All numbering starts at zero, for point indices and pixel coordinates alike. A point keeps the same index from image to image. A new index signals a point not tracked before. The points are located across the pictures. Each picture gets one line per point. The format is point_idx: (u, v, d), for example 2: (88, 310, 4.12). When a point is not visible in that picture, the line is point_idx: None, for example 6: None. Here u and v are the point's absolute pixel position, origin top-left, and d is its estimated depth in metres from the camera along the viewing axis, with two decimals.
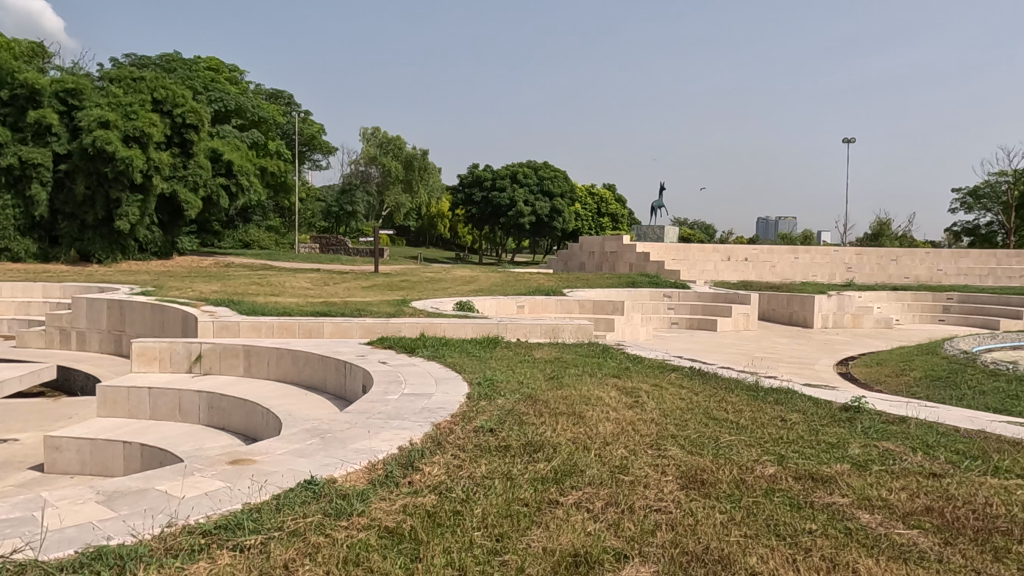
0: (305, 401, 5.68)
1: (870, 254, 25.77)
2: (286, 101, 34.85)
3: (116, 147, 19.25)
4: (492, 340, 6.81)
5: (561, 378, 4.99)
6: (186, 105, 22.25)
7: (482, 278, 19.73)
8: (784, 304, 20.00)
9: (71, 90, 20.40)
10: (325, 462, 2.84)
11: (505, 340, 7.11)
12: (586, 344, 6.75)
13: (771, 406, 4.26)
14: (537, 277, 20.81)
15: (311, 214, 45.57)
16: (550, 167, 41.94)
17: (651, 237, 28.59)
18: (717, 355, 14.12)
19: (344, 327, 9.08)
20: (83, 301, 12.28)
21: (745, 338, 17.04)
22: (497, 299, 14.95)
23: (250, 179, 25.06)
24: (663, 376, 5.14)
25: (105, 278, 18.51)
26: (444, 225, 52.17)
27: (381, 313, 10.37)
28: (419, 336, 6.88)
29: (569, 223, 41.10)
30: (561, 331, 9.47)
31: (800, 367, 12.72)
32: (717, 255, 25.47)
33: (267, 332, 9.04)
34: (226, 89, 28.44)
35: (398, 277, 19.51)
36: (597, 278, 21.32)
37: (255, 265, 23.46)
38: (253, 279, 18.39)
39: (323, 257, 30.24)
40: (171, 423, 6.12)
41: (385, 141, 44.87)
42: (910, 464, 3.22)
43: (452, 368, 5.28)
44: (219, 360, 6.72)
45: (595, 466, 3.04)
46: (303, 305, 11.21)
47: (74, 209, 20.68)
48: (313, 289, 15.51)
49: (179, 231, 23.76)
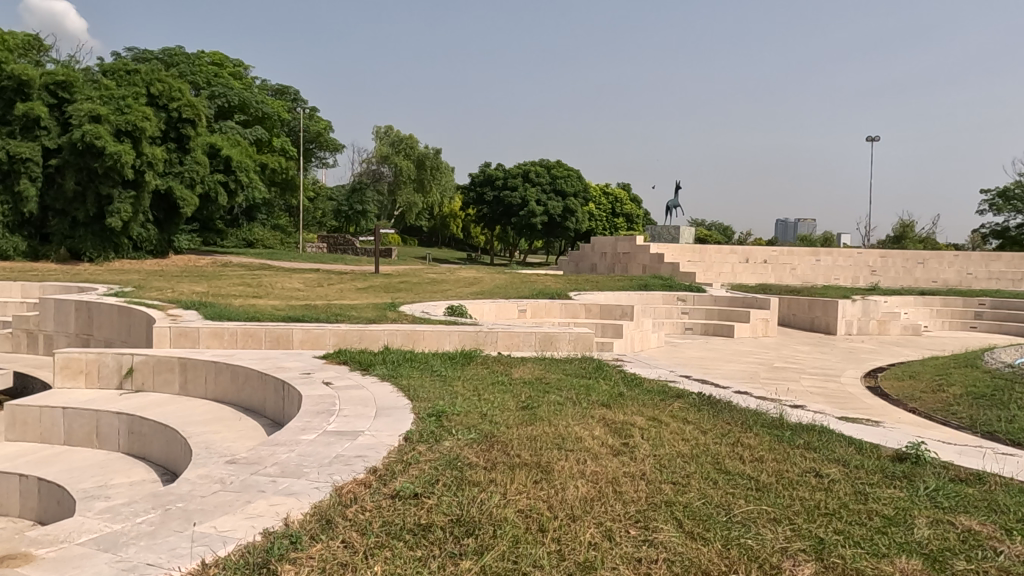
0: (235, 429, 4.74)
1: (896, 257, 24.56)
2: (292, 97, 34.11)
3: (105, 142, 18.49)
4: (467, 353, 5.86)
5: (536, 408, 4.02)
6: (183, 98, 21.51)
7: (486, 280, 18.82)
8: (805, 308, 18.90)
9: (62, 82, 19.74)
10: (132, 565, 1.89)
11: (484, 352, 6.15)
12: (577, 360, 5.78)
13: (802, 455, 3.26)
14: (545, 279, 19.88)
15: (321, 213, 44.86)
16: (563, 165, 40.92)
17: (666, 237, 27.54)
18: (733, 363, 13.10)
19: (316, 335, 8.17)
20: (50, 302, 11.47)
21: (764, 345, 15.99)
22: (497, 302, 14.00)
23: (249, 176, 24.26)
24: (664, 406, 4.14)
25: (92, 277, 17.79)
26: (456, 225, 51.29)
27: (362, 317, 9.45)
28: (383, 348, 5.94)
29: (582, 224, 40.08)
30: (558, 340, 8.53)
31: (824, 378, 11.64)
32: (734, 257, 24.39)
33: (230, 340, 8.14)
34: (230, 84, 27.68)
35: (399, 278, 18.66)
36: (608, 280, 20.32)
37: (253, 264, 22.68)
38: (246, 279, 17.65)
39: (328, 257, 29.49)
40: (87, 450, 5.22)
41: (397, 139, 44.20)
42: (1007, 562, 2.23)
43: (405, 393, 4.33)
44: (152, 374, 5.81)
45: (549, 566, 2.08)
46: (281, 309, 10.32)
47: (64, 205, 20.01)
48: (304, 291, 14.62)
49: (175, 229, 23.04)
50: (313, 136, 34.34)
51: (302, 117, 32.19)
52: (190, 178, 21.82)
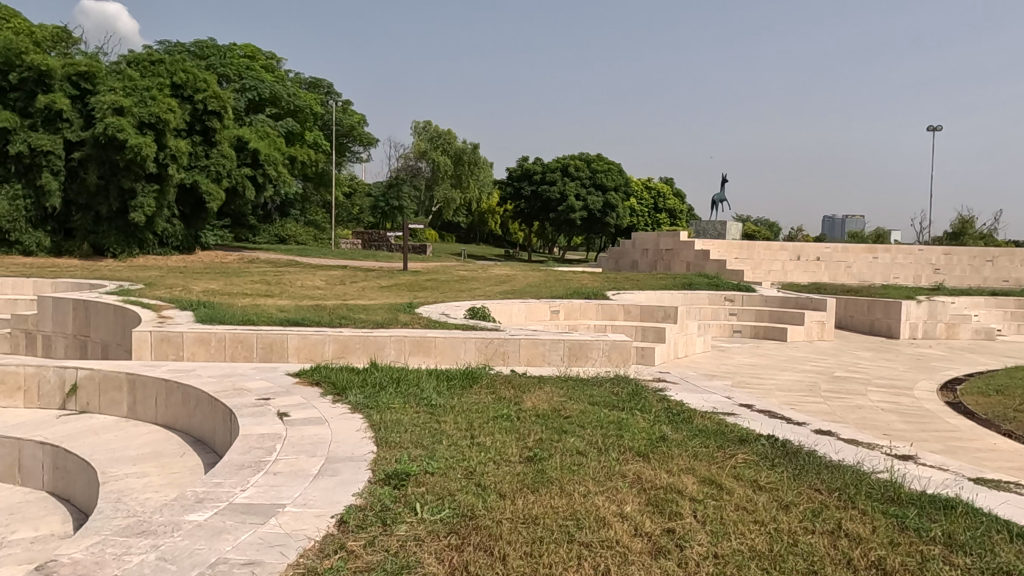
0: (170, 469, 3.75)
1: (961, 254, 22.78)
2: (326, 90, 33.49)
3: (128, 135, 17.82)
4: (472, 370, 4.76)
5: (544, 461, 2.90)
6: (208, 90, 20.90)
7: (519, 278, 17.76)
8: (864, 310, 17.39)
9: (84, 73, 19.27)
10: None
11: (493, 369, 5.05)
12: (609, 382, 4.63)
13: (946, 561, 2.11)
14: (581, 277, 18.74)
15: (357, 209, 44.30)
16: (603, 159, 39.63)
17: (711, 233, 26.16)
18: (788, 372, 11.81)
19: (313, 342, 7.19)
20: (49, 301, 10.79)
21: (820, 350, 14.61)
22: (528, 302, 12.89)
23: (278, 169, 23.47)
24: (723, 460, 3.00)
25: (111, 273, 17.19)
26: (494, 221, 50.33)
27: (371, 319, 8.45)
28: (371, 364, 4.86)
29: (623, 220, 38.69)
30: (591, 349, 7.39)
31: (895, 391, 10.27)
32: (784, 254, 22.93)
33: (218, 347, 7.21)
34: (261, 77, 27.05)
35: (427, 275, 17.71)
36: (649, 279, 19.05)
37: (280, 261, 22.00)
38: (268, 275, 16.86)
39: (360, 253, 28.74)
40: (6, 488, 4.29)
41: (435, 134, 43.46)
42: None
43: (375, 432, 3.28)
44: (98, 393, 4.86)
45: None
46: (285, 310, 9.39)
47: (87, 200, 19.49)
48: (323, 289, 13.75)
49: (202, 224, 22.49)
50: (346, 129, 33.62)
51: (334, 110, 31.48)
52: (216, 171, 21.18)
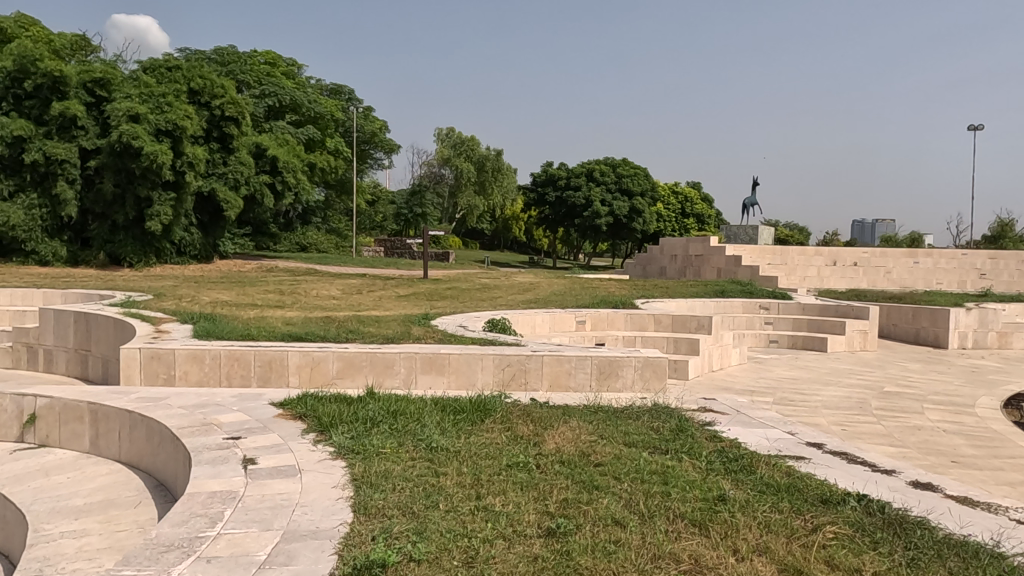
0: (120, 523, 3.12)
1: (1009, 258, 21.63)
2: (347, 96, 33.14)
3: (143, 142, 17.41)
4: (483, 398, 4.05)
5: (570, 538, 2.21)
6: (225, 96, 20.59)
7: (543, 286, 17.06)
8: (909, 318, 16.44)
9: (99, 79, 18.98)
10: None
11: (508, 396, 4.32)
12: (647, 413, 3.91)
13: None
14: (609, 284, 18.00)
15: (380, 217, 43.92)
16: (629, 163, 38.83)
17: (742, 237, 25.31)
18: (833, 386, 10.97)
19: (315, 360, 6.57)
20: (50, 313, 10.32)
21: (864, 361, 13.70)
22: (553, 311, 12.16)
23: (298, 176, 22.99)
24: (807, 536, 2.27)
25: (126, 283, 16.77)
26: (519, 227, 49.63)
27: (381, 333, 7.80)
28: (366, 391, 4.17)
29: (650, 225, 37.82)
30: (621, 367, 6.67)
31: (956, 409, 9.38)
32: (819, 259, 22.02)
33: (212, 365, 6.61)
34: (281, 83, 26.73)
35: (447, 284, 17.09)
36: (678, 286, 18.26)
37: (299, 270, 21.52)
38: (284, 284, 16.37)
39: (381, 261, 28.29)
40: None
41: (458, 141, 43.00)
42: None
43: (355, 488, 2.61)
44: (58, 424, 4.25)
45: None
46: (293, 322, 8.80)
47: (104, 208, 19.15)
48: (338, 299, 13.18)
49: (221, 233, 22.12)
50: (368, 136, 33.23)
51: (355, 116, 31.09)
52: (234, 179, 20.71)
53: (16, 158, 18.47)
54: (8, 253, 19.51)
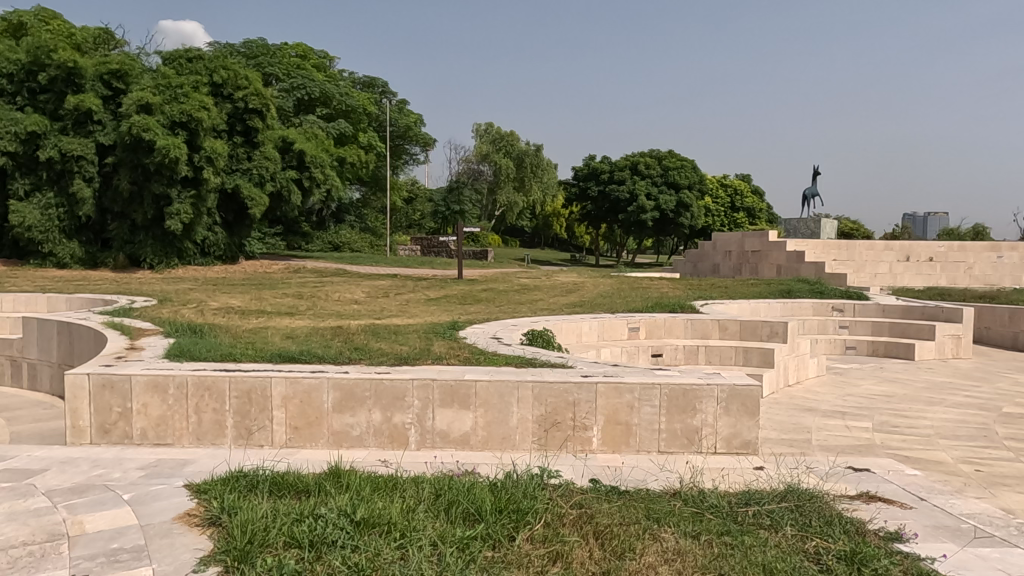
0: None
1: None
2: (381, 89, 31.98)
3: (155, 135, 16.40)
4: (505, 481, 2.85)
5: None
6: (249, 87, 19.51)
7: (589, 286, 15.49)
8: (1005, 321, 14.45)
9: (116, 71, 17.99)
10: None
11: (540, 478, 2.99)
12: (763, 512, 2.68)
13: None
14: (660, 284, 16.36)
15: (417, 215, 42.68)
16: (675, 156, 37.02)
17: (803, 232, 23.41)
18: (938, 405, 9.20)
19: (306, 389, 5.17)
20: (34, 323, 9.15)
21: (962, 372, 11.82)
22: (602, 318, 10.56)
23: (326, 172, 21.70)
24: None
25: (140, 287, 15.66)
26: (560, 224, 47.80)
27: (394, 350, 6.32)
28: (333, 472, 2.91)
29: (698, 220, 35.87)
30: (699, 400, 5.11)
31: None
32: (891, 254, 20.04)
33: (177, 397, 5.22)
34: (311, 75, 25.68)
35: (484, 285, 15.65)
36: (739, 286, 16.54)
37: (328, 270, 20.32)
38: (306, 287, 15.14)
39: (416, 260, 26.98)
40: None
41: (497, 136, 41.66)
42: None
43: None
44: None
45: None
46: (296, 334, 7.44)
47: (122, 207, 18.14)
48: (360, 304, 11.80)
49: (246, 232, 21.07)
50: (402, 130, 32.01)
51: (389, 110, 29.85)
52: (259, 174, 19.62)
53: (30, 156, 17.56)
54: (25, 255, 18.69)
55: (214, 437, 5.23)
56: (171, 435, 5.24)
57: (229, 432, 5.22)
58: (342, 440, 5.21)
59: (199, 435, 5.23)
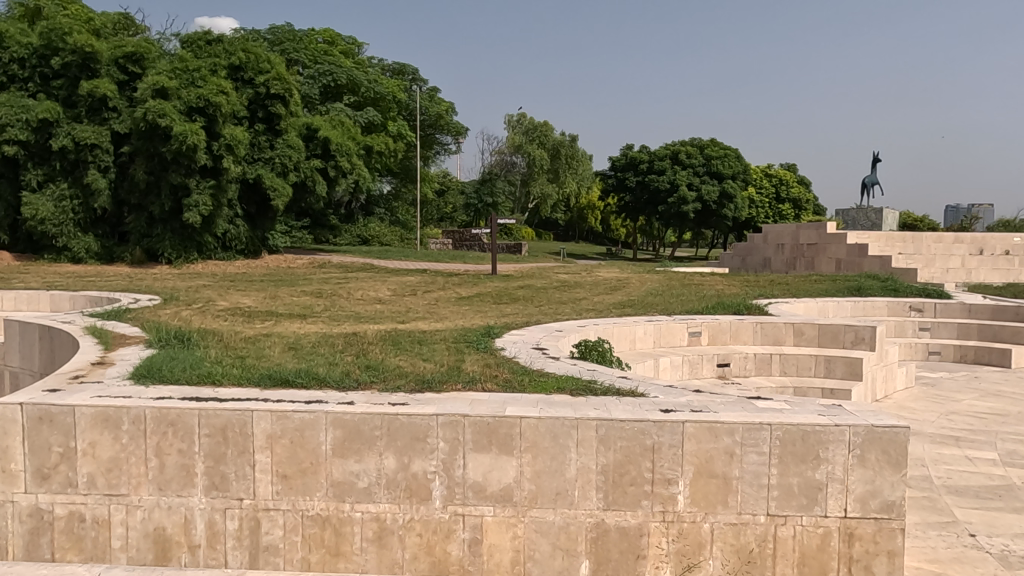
0: None
1: None
2: (410, 76, 30.82)
3: (171, 121, 15.42)
4: None
5: None
6: (271, 71, 18.46)
7: (635, 284, 14.05)
8: None
9: (131, 55, 17.03)
10: None
11: None
12: None
13: None
14: (714, 281, 14.90)
15: (449, 208, 41.45)
16: (717, 145, 35.34)
17: (862, 223, 21.67)
18: None
19: (298, 426, 3.94)
20: (15, 325, 8.09)
21: None
22: (657, 320, 9.25)
23: (353, 162, 20.50)
24: None
25: (150, 283, 14.63)
26: (595, 217, 46.26)
27: (414, 369, 5.02)
28: None
29: (742, 211, 34.10)
30: (824, 445, 3.76)
31: None
32: (962, 247, 18.25)
33: (134, 436, 4.02)
34: (339, 61, 24.58)
35: (519, 282, 14.32)
36: (801, 282, 15.03)
37: (353, 265, 19.13)
38: (327, 284, 13.96)
39: (446, 254, 25.68)
40: None
41: (531, 126, 40.30)
42: None
43: None
44: None
45: None
46: (301, 344, 6.19)
47: (139, 199, 17.18)
48: (383, 304, 10.58)
49: (270, 225, 19.99)
50: (433, 118, 30.81)
51: (419, 97, 28.61)
52: (281, 164, 18.53)
53: (43, 145, 16.71)
54: (40, 250, 17.90)
55: (180, 487, 4.01)
56: (127, 482, 4.04)
57: (199, 481, 4.00)
58: (345, 492, 3.96)
59: (162, 483, 4.02)
